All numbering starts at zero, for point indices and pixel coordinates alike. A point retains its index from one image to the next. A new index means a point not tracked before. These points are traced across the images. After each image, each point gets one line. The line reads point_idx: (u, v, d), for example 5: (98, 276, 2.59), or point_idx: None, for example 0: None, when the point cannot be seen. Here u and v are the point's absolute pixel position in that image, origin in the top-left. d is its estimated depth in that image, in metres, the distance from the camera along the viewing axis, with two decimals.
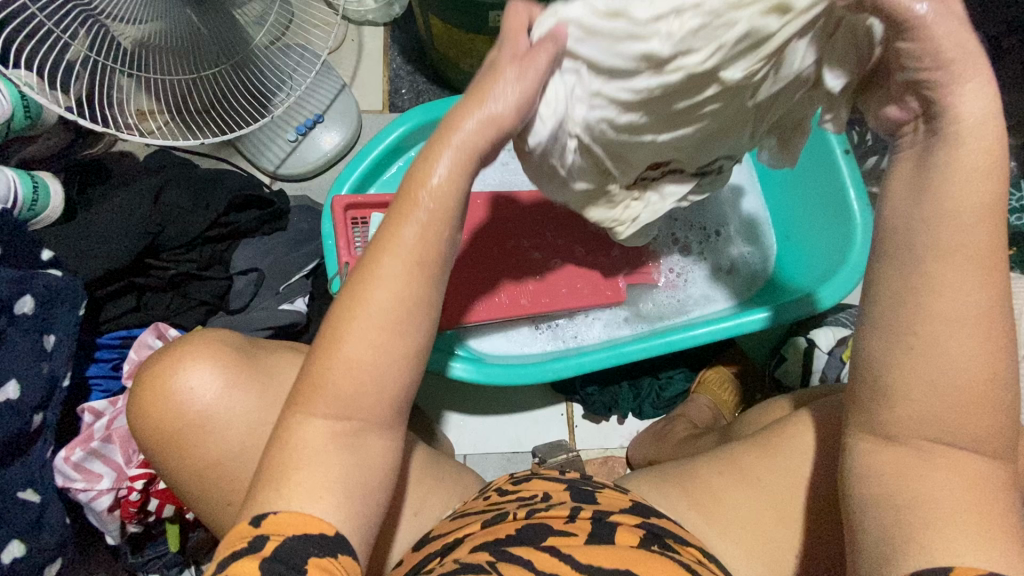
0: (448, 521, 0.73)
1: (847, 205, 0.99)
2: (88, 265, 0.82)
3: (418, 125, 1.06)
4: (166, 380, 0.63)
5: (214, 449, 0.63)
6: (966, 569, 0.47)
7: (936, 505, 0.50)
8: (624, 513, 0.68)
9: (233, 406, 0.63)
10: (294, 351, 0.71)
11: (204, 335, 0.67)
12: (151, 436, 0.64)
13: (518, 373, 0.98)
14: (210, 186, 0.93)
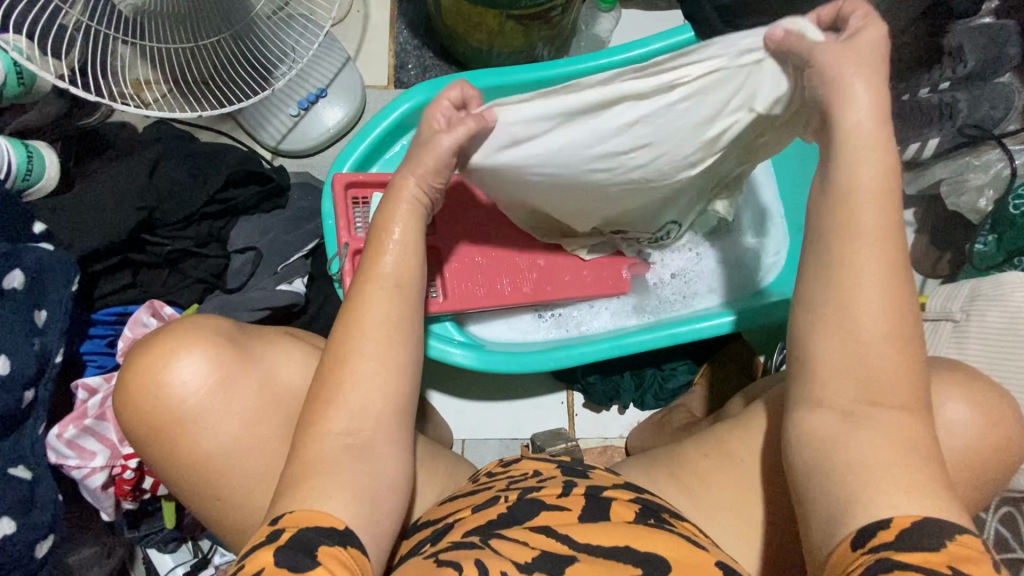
0: (438, 508, 0.73)
1: None
2: (82, 240, 0.80)
3: (424, 101, 1.02)
4: (157, 366, 0.62)
5: (209, 433, 0.63)
6: (904, 518, 0.50)
7: (870, 464, 0.53)
8: (618, 489, 0.68)
9: (227, 393, 0.63)
10: (287, 337, 0.69)
11: (200, 321, 0.67)
12: (142, 424, 0.63)
13: (518, 361, 0.96)
14: (208, 162, 0.90)
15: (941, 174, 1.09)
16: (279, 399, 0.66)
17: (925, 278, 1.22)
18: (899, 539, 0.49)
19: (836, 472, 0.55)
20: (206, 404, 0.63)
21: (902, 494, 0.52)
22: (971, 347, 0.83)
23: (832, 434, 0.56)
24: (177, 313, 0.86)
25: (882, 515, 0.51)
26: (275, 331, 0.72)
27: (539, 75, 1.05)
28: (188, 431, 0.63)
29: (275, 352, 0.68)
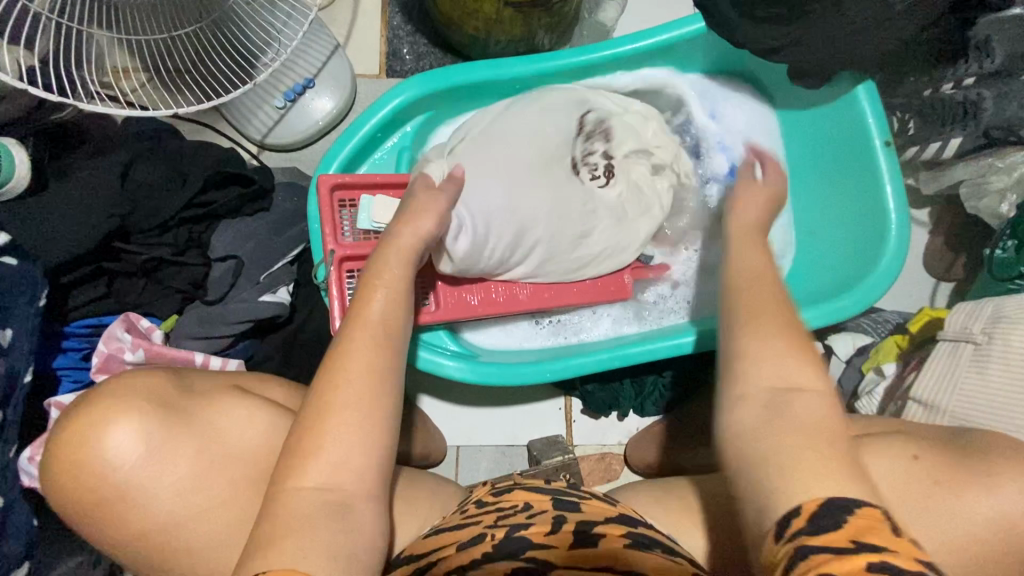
0: (421, 541, 0.68)
1: (881, 203, 0.92)
2: (49, 250, 0.75)
3: (417, 96, 0.96)
4: (82, 450, 0.60)
5: (156, 496, 0.60)
6: (814, 504, 0.44)
7: (779, 456, 0.47)
8: (609, 523, 0.65)
9: (168, 463, 0.61)
10: (234, 395, 0.68)
11: (135, 382, 0.65)
12: (77, 498, 0.60)
13: (514, 373, 0.92)
14: (186, 162, 0.85)
15: (961, 175, 1.03)
16: (230, 456, 0.64)
17: (937, 281, 1.17)
18: (816, 522, 0.43)
19: (760, 465, 0.48)
20: (149, 466, 0.60)
21: (821, 480, 0.46)
22: (994, 375, 0.72)
23: (749, 428, 0.50)
24: (155, 325, 0.84)
25: (794, 502, 0.45)
26: (212, 385, 0.70)
27: (543, 67, 0.98)
28: (152, 474, 0.60)
29: (213, 414, 0.66)
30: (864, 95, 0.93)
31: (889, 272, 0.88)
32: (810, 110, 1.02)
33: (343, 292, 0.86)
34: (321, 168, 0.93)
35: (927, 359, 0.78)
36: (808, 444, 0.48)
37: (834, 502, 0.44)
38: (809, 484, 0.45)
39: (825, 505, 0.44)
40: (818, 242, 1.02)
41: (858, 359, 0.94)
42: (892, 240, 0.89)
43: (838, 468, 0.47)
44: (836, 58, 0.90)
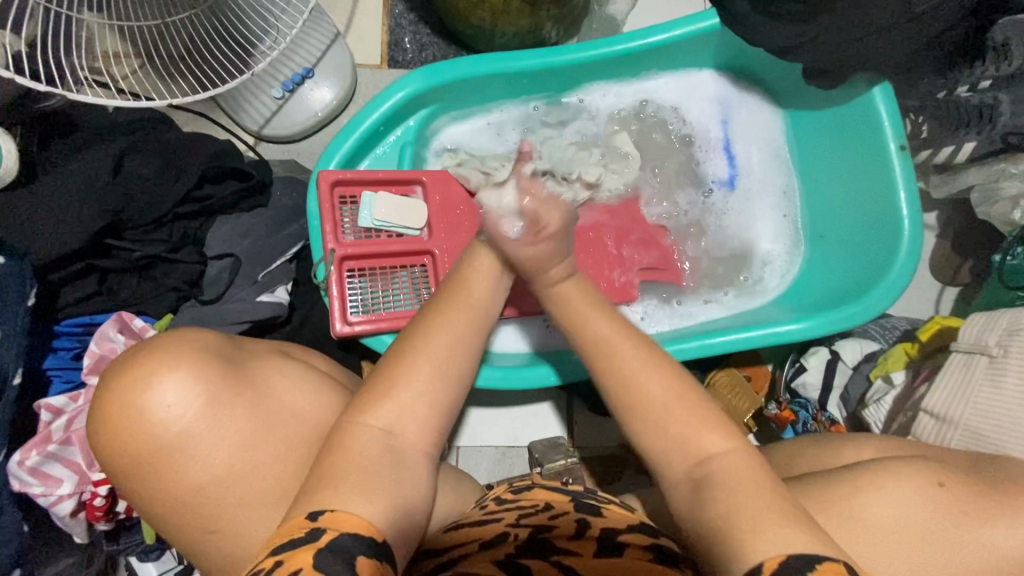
0: (439, 534, 0.66)
1: (895, 209, 0.89)
2: (39, 246, 0.72)
3: (421, 90, 0.93)
4: (137, 399, 0.58)
5: (212, 450, 0.59)
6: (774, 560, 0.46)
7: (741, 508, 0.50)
8: (634, 533, 0.64)
9: (217, 425, 0.60)
10: (282, 360, 0.67)
11: (200, 337, 0.64)
12: (134, 447, 0.58)
13: (517, 377, 0.90)
14: (182, 155, 0.82)
15: (972, 179, 1.01)
16: (281, 421, 0.62)
17: (944, 286, 1.16)
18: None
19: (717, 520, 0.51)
20: (211, 415, 0.59)
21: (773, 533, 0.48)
22: (1007, 390, 0.70)
23: (686, 502, 0.54)
24: (149, 325, 0.80)
25: (760, 557, 0.47)
26: (268, 351, 0.69)
27: (553, 61, 0.96)
28: (212, 420, 0.59)
29: (275, 376, 0.65)
30: (880, 96, 0.91)
31: (900, 280, 0.87)
32: (823, 111, 1.00)
33: (343, 292, 0.85)
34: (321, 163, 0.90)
35: (940, 369, 0.77)
36: (748, 500, 0.51)
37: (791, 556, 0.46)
38: (768, 537, 0.48)
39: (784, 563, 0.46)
40: (830, 246, 1.00)
41: (865, 366, 0.94)
42: (905, 248, 0.87)
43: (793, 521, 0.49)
44: (854, 58, 0.87)
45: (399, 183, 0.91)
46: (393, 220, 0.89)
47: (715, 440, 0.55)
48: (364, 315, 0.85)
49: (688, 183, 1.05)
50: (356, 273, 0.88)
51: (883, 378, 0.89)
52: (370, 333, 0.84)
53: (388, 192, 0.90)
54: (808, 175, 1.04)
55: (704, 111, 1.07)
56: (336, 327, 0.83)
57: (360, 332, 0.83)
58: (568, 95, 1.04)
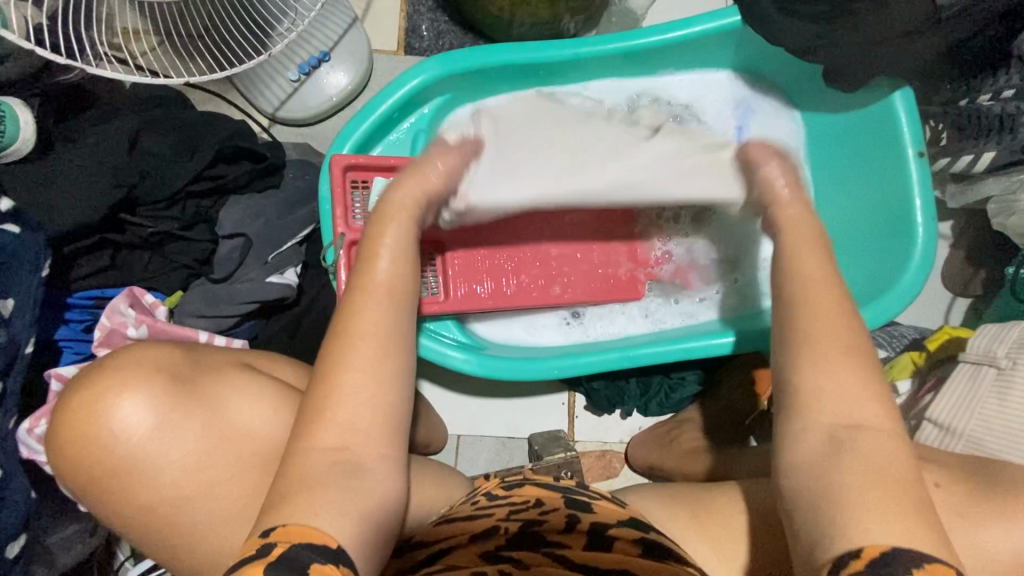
0: (433, 528, 0.66)
1: (908, 215, 0.89)
2: (53, 218, 0.72)
3: (437, 77, 0.92)
4: (83, 421, 0.58)
5: (164, 471, 0.59)
6: (872, 548, 0.47)
7: (841, 494, 0.51)
8: (623, 528, 0.64)
9: (168, 444, 0.59)
10: (241, 371, 0.66)
11: (148, 353, 0.63)
12: (90, 468, 0.59)
13: (521, 368, 0.90)
14: (197, 133, 0.83)
15: (990, 190, 0.99)
16: (240, 436, 0.62)
17: (954, 296, 1.15)
18: (874, 566, 0.46)
19: (829, 496, 0.51)
20: (162, 434, 0.59)
21: (889, 519, 0.48)
22: (1015, 403, 0.70)
23: (815, 461, 0.54)
24: (159, 301, 0.82)
25: (852, 543, 0.48)
26: (226, 361, 0.68)
27: (570, 53, 0.95)
28: (164, 438, 0.59)
29: (225, 389, 0.64)
30: (899, 103, 0.90)
31: (911, 288, 0.86)
32: (838, 116, 0.99)
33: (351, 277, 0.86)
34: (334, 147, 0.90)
35: (947, 378, 0.77)
36: (880, 483, 0.50)
37: (899, 547, 0.47)
38: (867, 530, 0.48)
39: (886, 551, 0.47)
40: (842, 252, 0.99)
41: None
42: (917, 255, 0.86)
43: (917, 520, 0.49)
44: (877, 62, 0.85)
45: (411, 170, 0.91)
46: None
47: (869, 413, 0.54)
48: None
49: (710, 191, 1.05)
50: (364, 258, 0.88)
51: (888, 386, 0.89)
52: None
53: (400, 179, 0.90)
54: (823, 178, 1.03)
55: (718, 111, 1.06)
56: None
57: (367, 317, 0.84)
58: (581, 88, 1.04)
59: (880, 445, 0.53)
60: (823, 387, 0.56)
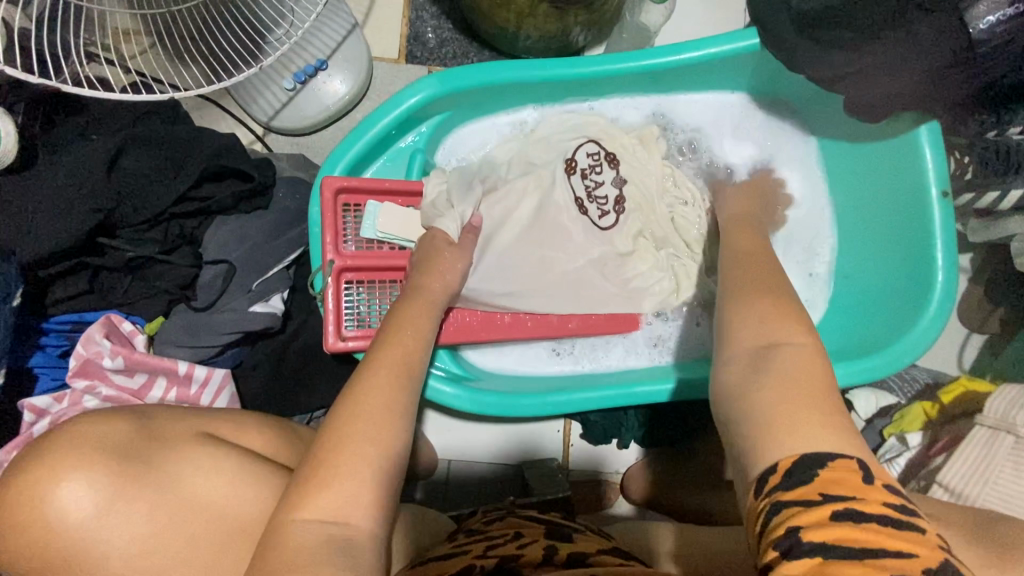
0: (408, 570, 0.64)
1: (929, 256, 0.84)
2: (27, 244, 0.69)
3: (437, 95, 0.88)
4: (21, 509, 0.50)
5: (114, 559, 0.53)
6: (789, 458, 0.42)
7: (764, 404, 0.46)
8: (603, 555, 0.63)
9: (124, 529, 0.53)
10: (200, 440, 0.60)
11: (90, 429, 0.55)
12: (26, 557, 0.51)
13: (515, 404, 0.86)
14: (183, 151, 0.79)
15: (1016, 228, 0.94)
16: (203, 515, 0.57)
17: (970, 333, 1.10)
18: (791, 478, 0.41)
19: (749, 411, 0.47)
20: (112, 526, 0.53)
21: (806, 415, 0.44)
22: None
23: (737, 377, 0.50)
24: (138, 328, 0.79)
25: (772, 459, 0.43)
26: (182, 430, 0.60)
27: (577, 72, 0.90)
28: (113, 536, 0.53)
29: (181, 466, 0.57)
30: (926, 136, 0.84)
31: (929, 334, 0.81)
32: (857, 144, 0.94)
33: (339, 305, 0.83)
34: (326, 165, 0.86)
35: (961, 443, 0.74)
36: (803, 391, 0.46)
37: (813, 450, 0.42)
38: (792, 437, 0.43)
39: (804, 458, 0.42)
40: (858, 287, 0.94)
41: (879, 421, 0.89)
42: (937, 300, 0.81)
43: (833, 415, 0.45)
44: (903, 95, 0.79)
45: (406, 194, 0.88)
46: (396, 233, 0.86)
47: (784, 327, 0.52)
48: (359, 330, 0.83)
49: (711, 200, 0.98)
50: (354, 284, 0.85)
51: (897, 437, 0.84)
52: (361, 350, 0.81)
53: (394, 202, 0.87)
54: (844, 208, 0.98)
55: (731, 135, 1.01)
56: (328, 341, 0.81)
57: (354, 348, 0.81)
58: (589, 108, 0.99)
59: (802, 355, 0.49)
60: (740, 317, 0.55)
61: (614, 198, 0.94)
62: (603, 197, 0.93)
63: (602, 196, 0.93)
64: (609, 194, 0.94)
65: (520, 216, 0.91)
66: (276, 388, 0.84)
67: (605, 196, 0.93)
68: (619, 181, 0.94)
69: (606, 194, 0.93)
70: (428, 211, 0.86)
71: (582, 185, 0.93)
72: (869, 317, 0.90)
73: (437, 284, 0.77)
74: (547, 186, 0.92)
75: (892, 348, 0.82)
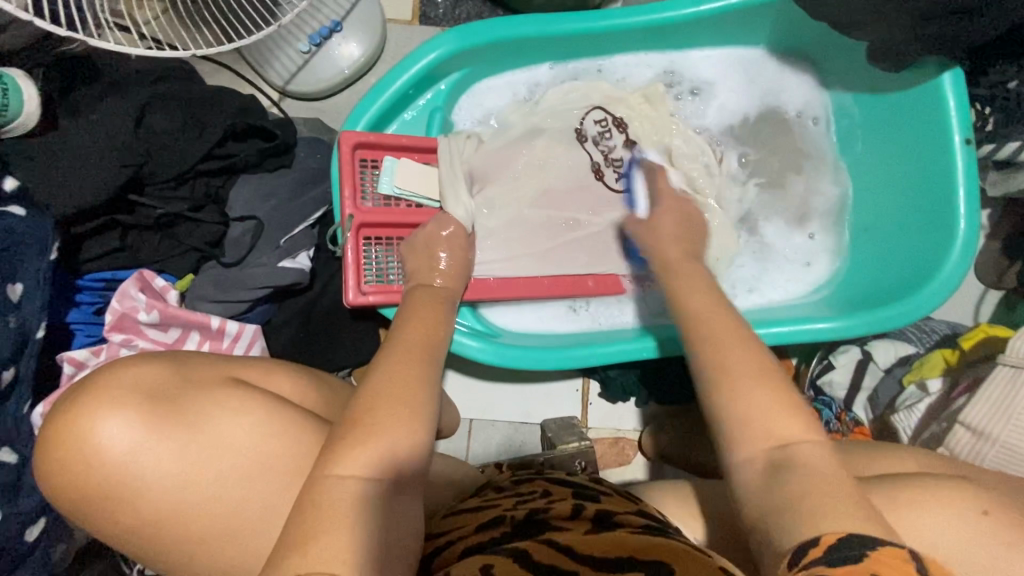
0: (442, 520, 0.65)
1: (951, 206, 0.84)
2: (60, 199, 0.70)
3: (455, 51, 0.87)
4: (74, 438, 0.53)
5: (157, 493, 0.54)
6: (830, 538, 0.43)
7: (804, 496, 0.46)
8: (629, 514, 0.61)
9: (164, 462, 0.55)
10: (236, 388, 0.61)
11: (127, 376, 0.57)
12: (80, 488, 0.53)
13: (535, 359, 0.87)
14: (205, 107, 0.80)
15: None
16: (238, 458, 0.58)
17: (987, 289, 1.10)
18: (833, 555, 0.41)
19: (787, 504, 0.46)
20: (149, 464, 0.54)
21: (844, 510, 0.45)
22: None
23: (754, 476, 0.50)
24: (170, 284, 0.81)
25: (809, 536, 0.44)
26: (212, 375, 0.62)
27: (594, 26, 0.89)
28: (152, 467, 0.54)
29: (212, 408, 0.58)
30: (949, 84, 0.83)
31: (950, 283, 0.81)
32: (881, 97, 0.93)
33: (358, 260, 0.83)
34: (348, 120, 0.87)
35: (982, 385, 0.75)
36: (824, 490, 0.46)
37: (859, 535, 0.43)
38: (828, 519, 0.44)
39: (844, 539, 0.42)
40: (875, 241, 0.95)
41: (898, 370, 0.91)
42: (959, 249, 0.81)
43: (855, 500, 0.46)
44: (927, 41, 0.78)
45: (423, 151, 0.90)
46: (416, 189, 0.87)
47: (794, 426, 0.51)
48: (377, 284, 0.84)
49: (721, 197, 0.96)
50: (373, 240, 0.86)
51: (918, 384, 0.87)
52: (382, 304, 0.83)
53: (410, 158, 0.88)
54: (863, 164, 0.98)
55: (743, 93, 1.01)
56: (348, 295, 0.82)
57: (373, 302, 0.82)
58: (595, 68, 0.99)
59: (816, 454, 0.50)
60: (766, 388, 0.53)
61: (626, 157, 0.94)
62: (618, 158, 0.94)
63: (617, 160, 0.94)
64: (625, 156, 0.94)
65: (536, 179, 0.92)
66: (302, 344, 0.86)
67: (621, 155, 0.94)
68: (630, 144, 0.95)
69: (621, 154, 0.94)
70: (446, 174, 0.88)
71: (597, 151, 0.94)
72: (887, 270, 0.91)
73: (440, 279, 0.79)
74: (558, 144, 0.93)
75: (915, 297, 0.82)
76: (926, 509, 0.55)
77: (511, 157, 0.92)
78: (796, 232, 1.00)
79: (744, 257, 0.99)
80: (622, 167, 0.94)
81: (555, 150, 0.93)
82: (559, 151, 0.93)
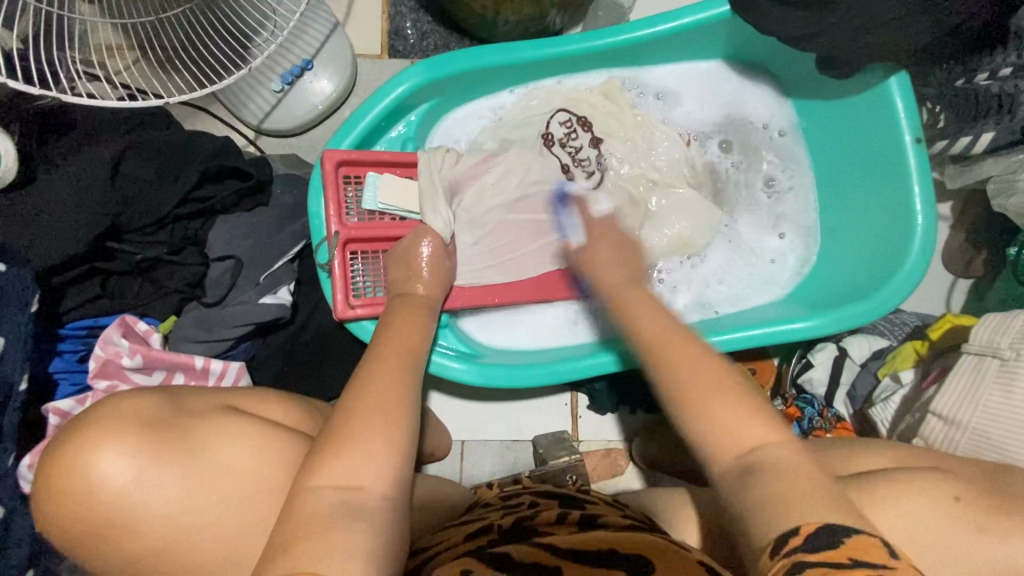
0: (430, 537, 0.66)
1: (908, 203, 0.86)
2: (40, 252, 0.71)
3: (423, 84, 0.90)
4: (75, 471, 0.53)
5: (156, 517, 0.55)
6: (810, 526, 0.44)
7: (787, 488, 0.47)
8: (614, 515, 0.63)
9: (164, 487, 0.55)
10: (229, 415, 0.62)
11: (126, 407, 0.58)
12: (81, 517, 0.53)
13: (522, 374, 0.88)
14: (180, 152, 0.81)
15: (990, 171, 0.94)
16: (232, 485, 0.58)
17: (956, 278, 1.12)
18: (811, 542, 0.43)
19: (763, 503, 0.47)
20: (151, 489, 0.55)
21: (821, 506, 0.45)
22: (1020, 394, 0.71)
23: (728, 488, 0.50)
24: (153, 328, 0.83)
25: (785, 526, 0.45)
26: (214, 401, 0.63)
27: (554, 53, 0.93)
28: (154, 494, 0.55)
29: (216, 431, 0.60)
30: (895, 87, 0.87)
31: (913, 277, 0.83)
32: (836, 102, 0.97)
33: (346, 274, 0.86)
34: (329, 142, 0.89)
35: (953, 371, 0.79)
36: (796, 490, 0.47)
37: (831, 523, 0.44)
38: (804, 509, 0.45)
39: (824, 526, 0.44)
40: (841, 241, 0.98)
41: (873, 363, 0.93)
42: (918, 244, 0.84)
43: (833, 499, 0.46)
44: (875, 47, 0.81)
45: (404, 166, 0.92)
46: (398, 204, 0.89)
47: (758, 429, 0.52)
48: (365, 297, 0.86)
49: (700, 200, 0.99)
50: (358, 256, 0.88)
51: (892, 377, 0.89)
52: (367, 316, 0.85)
53: (393, 173, 0.91)
54: (824, 166, 1.01)
55: (705, 103, 1.04)
56: (337, 308, 0.84)
57: (363, 315, 0.85)
58: (557, 84, 1.01)
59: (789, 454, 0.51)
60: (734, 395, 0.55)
61: (594, 153, 0.98)
62: (587, 162, 0.98)
63: (586, 162, 0.97)
64: (595, 160, 0.98)
65: (513, 191, 0.95)
66: (287, 377, 0.87)
67: (589, 154, 0.98)
68: (596, 141, 0.98)
69: (588, 150, 0.98)
70: (426, 189, 0.90)
71: (565, 153, 0.97)
72: (854, 267, 0.93)
73: (422, 289, 0.81)
74: (529, 158, 0.96)
75: (881, 293, 0.84)
76: (894, 499, 0.57)
77: (488, 171, 0.95)
78: (765, 236, 1.03)
79: (715, 260, 1.02)
80: (590, 171, 0.98)
81: (529, 162, 0.96)
82: (530, 165, 0.96)
